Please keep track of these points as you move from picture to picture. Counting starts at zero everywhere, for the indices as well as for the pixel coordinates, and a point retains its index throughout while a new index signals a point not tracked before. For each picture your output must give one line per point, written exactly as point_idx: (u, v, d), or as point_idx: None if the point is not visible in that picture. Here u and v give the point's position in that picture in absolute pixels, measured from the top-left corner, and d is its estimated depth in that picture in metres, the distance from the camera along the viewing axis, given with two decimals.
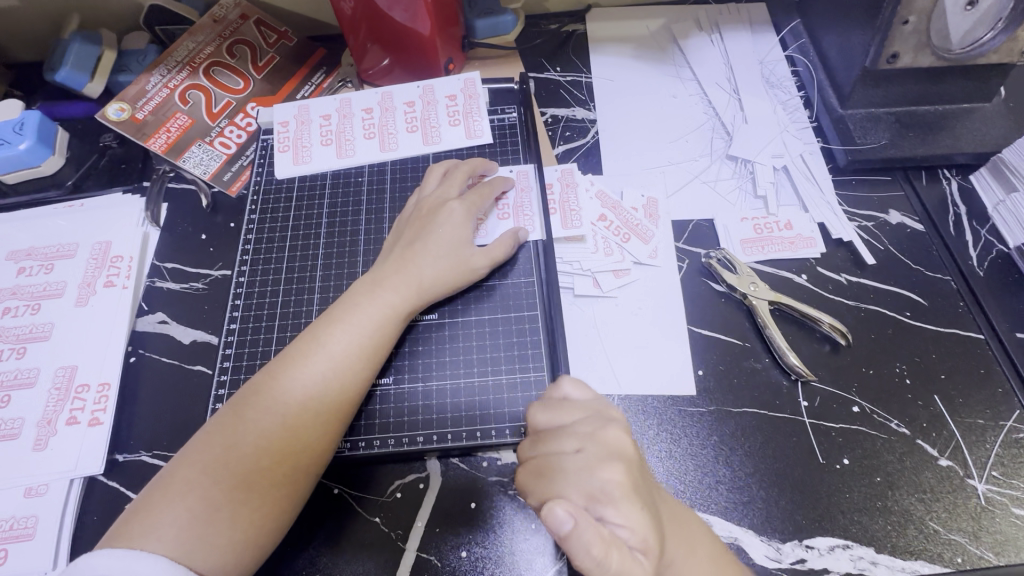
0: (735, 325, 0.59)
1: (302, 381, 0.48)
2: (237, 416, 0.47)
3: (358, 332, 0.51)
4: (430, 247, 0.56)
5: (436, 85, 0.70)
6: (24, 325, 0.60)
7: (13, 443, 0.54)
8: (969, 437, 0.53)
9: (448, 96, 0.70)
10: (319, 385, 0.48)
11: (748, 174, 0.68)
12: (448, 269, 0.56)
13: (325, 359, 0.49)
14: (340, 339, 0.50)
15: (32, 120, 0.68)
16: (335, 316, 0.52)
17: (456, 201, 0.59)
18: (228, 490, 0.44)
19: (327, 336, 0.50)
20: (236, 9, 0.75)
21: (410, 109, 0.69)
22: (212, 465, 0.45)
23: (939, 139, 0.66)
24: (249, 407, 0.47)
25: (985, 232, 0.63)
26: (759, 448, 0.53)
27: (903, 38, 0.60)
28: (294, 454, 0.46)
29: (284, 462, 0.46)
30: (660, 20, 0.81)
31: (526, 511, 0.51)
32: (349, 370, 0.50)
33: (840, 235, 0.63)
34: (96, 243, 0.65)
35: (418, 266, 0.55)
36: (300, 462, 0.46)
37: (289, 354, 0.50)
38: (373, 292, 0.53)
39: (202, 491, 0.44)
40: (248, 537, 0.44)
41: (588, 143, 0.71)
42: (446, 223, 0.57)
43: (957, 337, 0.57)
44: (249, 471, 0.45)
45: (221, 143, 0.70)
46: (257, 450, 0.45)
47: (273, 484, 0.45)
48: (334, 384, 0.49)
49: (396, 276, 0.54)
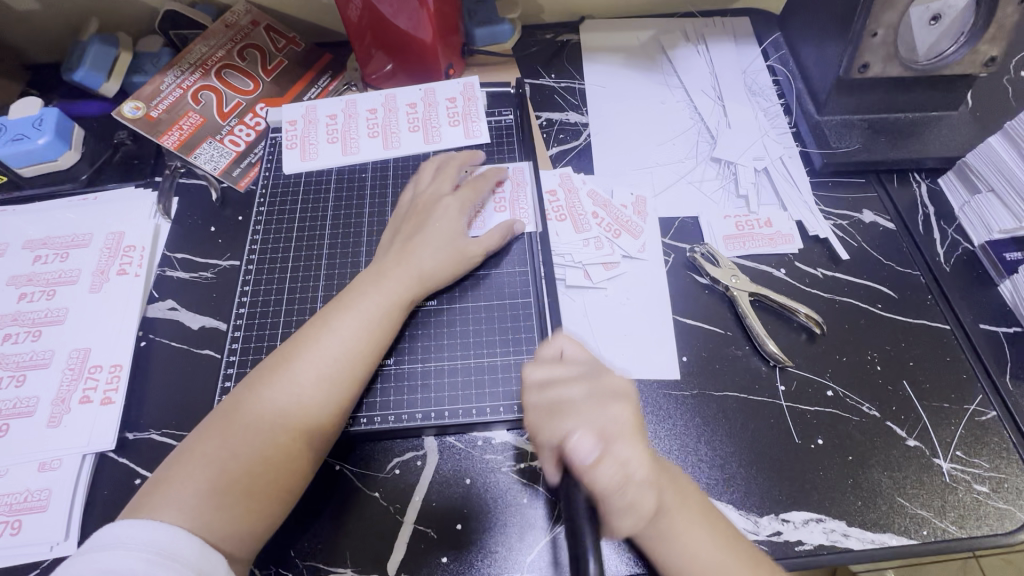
0: (717, 314, 0.62)
1: (314, 362, 0.51)
2: (251, 395, 0.50)
3: (366, 317, 0.54)
4: (428, 239, 0.59)
5: (437, 88, 0.74)
6: (39, 310, 0.63)
7: (27, 420, 0.56)
8: (934, 420, 0.56)
9: (449, 99, 0.73)
10: (329, 366, 0.51)
11: (731, 175, 0.72)
12: (447, 259, 0.59)
13: (337, 344, 0.52)
14: (349, 324, 0.53)
15: (50, 117, 0.71)
16: (344, 302, 0.55)
17: (449, 196, 0.63)
18: (243, 465, 0.47)
19: (337, 321, 0.53)
20: (247, 15, 0.79)
21: (412, 111, 0.73)
22: (229, 440, 0.47)
23: (909, 144, 0.70)
24: (265, 387, 0.50)
25: (952, 231, 0.67)
26: (739, 428, 0.56)
27: (872, 49, 0.64)
28: (305, 431, 0.49)
29: (296, 438, 0.49)
30: (649, 31, 0.86)
31: (518, 487, 0.54)
32: (356, 352, 0.53)
33: (817, 232, 0.66)
34: (110, 234, 0.68)
35: (419, 256, 0.58)
36: (310, 438, 0.49)
37: (301, 338, 0.53)
38: (378, 279, 0.57)
39: (219, 466, 0.46)
40: (261, 509, 0.46)
41: (580, 145, 0.75)
42: (443, 216, 0.61)
43: (925, 327, 0.61)
44: (263, 446, 0.47)
45: (231, 141, 0.73)
46: (272, 427, 0.48)
47: (285, 459, 0.48)
48: (343, 365, 0.52)
49: (399, 265, 0.57)
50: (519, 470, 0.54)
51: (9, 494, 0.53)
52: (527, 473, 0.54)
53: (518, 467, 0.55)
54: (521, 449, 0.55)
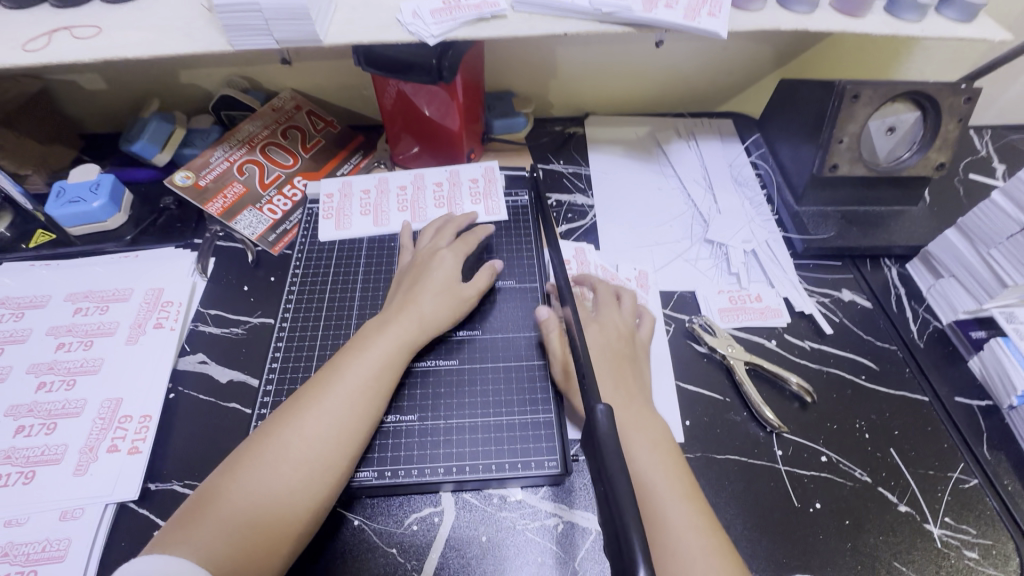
0: (716, 382, 0.67)
1: (331, 399, 0.54)
2: (268, 438, 0.52)
3: (374, 361, 0.58)
4: (428, 287, 0.65)
5: (461, 170, 0.84)
6: (75, 360, 0.65)
7: (53, 467, 0.57)
8: (922, 486, 0.60)
9: (471, 179, 0.83)
10: (345, 402, 0.54)
11: (723, 255, 0.80)
12: (442, 304, 0.64)
13: (352, 379, 0.56)
14: (359, 369, 0.57)
15: (106, 182, 0.78)
16: (359, 344, 0.59)
17: (447, 250, 0.70)
18: (258, 497, 0.48)
19: (345, 367, 0.57)
20: (292, 101, 0.90)
21: (440, 189, 0.82)
22: (250, 473, 0.49)
23: (878, 233, 0.79)
24: (286, 421, 0.53)
25: (922, 311, 0.74)
26: (740, 490, 0.59)
27: (840, 152, 0.76)
28: (320, 472, 0.51)
29: (311, 481, 0.50)
30: (645, 128, 0.98)
31: (532, 545, 0.55)
32: (368, 389, 0.56)
33: (802, 307, 0.73)
34: (150, 289, 0.72)
35: (419, 302, 0.63)
36: (325, 479, 0.51)
37: (314, 384, 0.56)
38: (380, 327, 0.61)
39: (236, 498, 0.48)
40: (272, 542, 0.47)
41: (586, 224, 0.83)
42: (439, 268, 0.67)
43: (905, 398, 0.66)
44: (282, 489, 0.49)
45: (269, 209, 0.80)
46: (289, 462, 0.50)
47: (299, 497, 0.49)
48: (353, 407, 0.54)
49: (403, 311, 0.62)
50: (534, 527, 0.56)
51: (26, 545, 0.52)
52: (542, 532, 0.56)
53: (533, 525, 0.56)
54: (534, 507, 0.57)
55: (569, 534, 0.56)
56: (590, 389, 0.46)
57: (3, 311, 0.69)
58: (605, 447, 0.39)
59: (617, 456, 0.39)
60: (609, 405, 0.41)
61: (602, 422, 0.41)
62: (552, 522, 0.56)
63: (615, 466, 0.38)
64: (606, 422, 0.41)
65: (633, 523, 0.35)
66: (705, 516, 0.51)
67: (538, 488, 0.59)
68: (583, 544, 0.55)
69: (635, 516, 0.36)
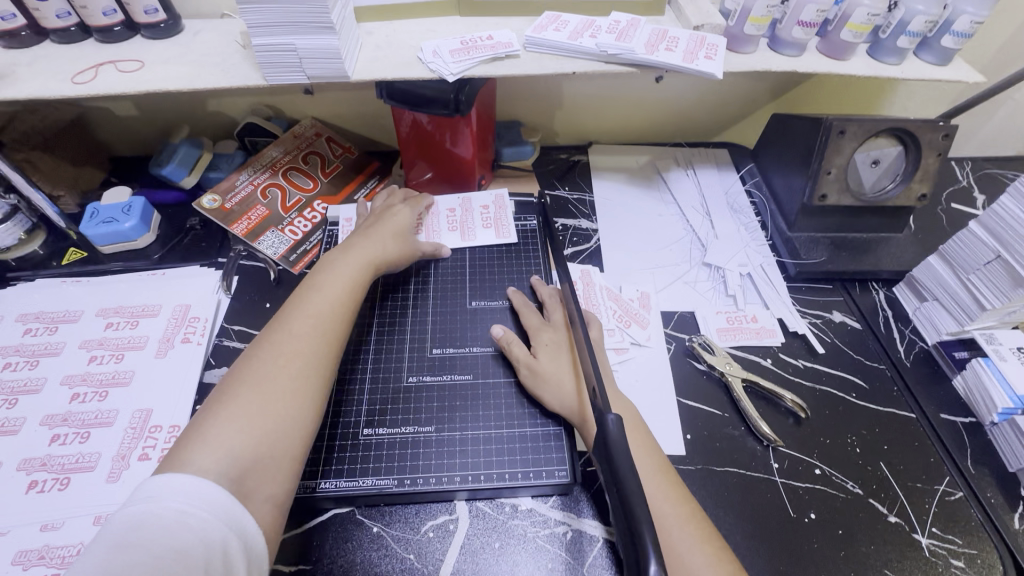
0: (715, 398, 0.71)
1: (309, 308, 0.60)
2: (255, 350, 0.55)
3: (342, 276, 0.66)
4: (386, 229, 0.75)
5: (473, 196, 0.89)
6: (107, 372, 0.69)
7: (88, 474, 0.60)
8: (911, 497, 0.63)
9: (483, 206, 0.88)
10: (320, 307, 0.61)
11: (720, 278, 0.84)
12: (397, 244, 0.74)
13: (324, 292, 0.63)
14: (331, 283, 0.64)
15: (138, 204, 0.82)
16: (322, 271, 0.66)
17: (401, 205, 0.80)
18: (262, 396, 0.51)
19: (316, 285, 0.63)
20: (312, 128, 0.95)
21: (453, 214, 0.87)
22: (250, 383, 0.52)
23: (867, 258, 0.84)
24: (269, 334, 0.57)
25: (908, 332, 0.79)
26: (738, 501, 0.63)
27: (828, 183, 0.81)
28: (314, 365, 0.56)
29: (306, 376, 0.55)
30: (645, 157, 1.03)
31: (543, 551, 0.58)
32: (339, 298, 0.63)
33: (796, 328, 0.78)
34: (177, 306, 0.76)
35: (379, 240, 0.73)
36: (320, 369, 0.56)
37: (289, 304, 0.61)
38: (342, 252, 0.69)
39: (242, 403, 0.50)
40: (284, 427, 0.51)
41: (591, 247, 0.88)
42: (396, 217, 0.78)
43: (894, 415, 0.70)
44: (287, 384, 0.53)
45: (290, 230, 0.85)
46: (282, 362, 0.54)
47: (301, 387, 0.54)
48: (330, 311, 0.61)
49: (363, 244, 0.71)
50: (544, 535, 0.59)
51: (62, 548, 0.55)
52: (552, 539, 0.59)
53: (544, 533, 0.59)
54: (544, 515, 0.60)
55: (578, 541, 0.58)
56: (600, 401, 0.49)
57: (38, 325, 0.73)
58: (617, 455, 0.43)
59: (627, 462, 0.43)
60: (620, 416, 0.45)
61: (614, 432, 0.44)
62: (562, 530, 0.59)
63: (626, 471, 0.42)
64: (617, 431, 0.45)
65: (644, 518, 0.38)
66: (705, 523, 0.55)
67: (547, 497, 0.62)
68: (591, 551, 0.58)
69: (646, 512, 0.39)
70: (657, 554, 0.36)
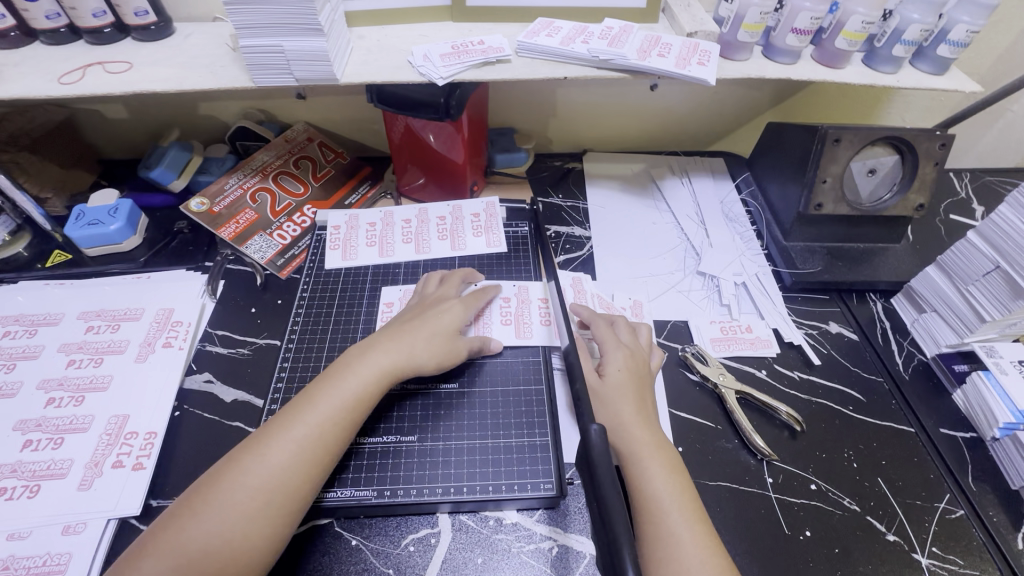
0: (708, 410, 0.69)
1: (309, 421, 0.52)
2: (239, 462, 0.50)
3: (346, 394, 0.55)
4: (425, 325, 0.64)
5: (531, 288, 0.78)
6: (84, 376, 0.67)
7: (58, 482, 0.58)
8: (910, 515, 0.61)
9: (542, 300, 0.76)
10: (322, 424, 0.53)
11: (714, 287, 0.83)
12: (432, 348, 0.63)
13: (332, 403, 0.54)
14: (328, 403, 0.54)
15: (124, 207, 0.81)
16: (345, 363, 0.58)
17: (455, 299, 0.69)
18: (222, 532, 0.46)
19: (329, 387, 0.55)
20: (304, 133, 0.94)
21: (508, 305, 0.75)
22: (218, 508, 0.47)
23: (863, 269, 0.83)
24: (259, 445, 0.51)
25: (907, 344, 0.77)
26: (731, 517, 0.60)
27: (824, 192, 0.80)
28: (286, 496, 0.49)
29: (270, 516, 0.48)
30: (641, 165, 1.03)
31: (528, 567, 0.56)
32: (344, 412, 0.54)
33: (791, 338, 0.76)
34: (160, 309, 0.75)
35: (408, 343, 0.61)
36: (277, 521, 0.48)
37: (280, 419, 0.53)
38: (370, 346, 0.60)
39: (201, 535, 0.46)
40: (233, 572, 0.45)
41: (584, 255, 0.86)
42: (445, 310, 0.67)
43: (892, 429, 0.68)
44: (244, 517, 0.47)
45: (279, 235, 0.84)
46: (256, 493, 0.48)
47: (267, 524, 0.48)
48: (328, 430, 0.53)
49: (392, 338, 0.61)
50: (529, 550, 0.57)
51: (27, 559, 0.53)
52: (537, 554, 0.56)
53: (528, 548, 0.57)
54: (529, 530, 0.58)
55: (563, 557, 0.56)
56: (584, 412, 0.48)
57: (17, 327, 0.71)
58: (597, 466, 0.41)
59: (609, 474, 0.41)
60: (602, 426, 0.43)
61: (596, 442, 0.43)
62: (547, 545, 0.57)
63: (607, 483, 0.40)
64: (600, 442, 0.43)
65: (623, 533, 0.37)
66: None
67: (533, 511, 0.60)
68: (577, 568, 0.55)
69: (626, 528, 0.37)
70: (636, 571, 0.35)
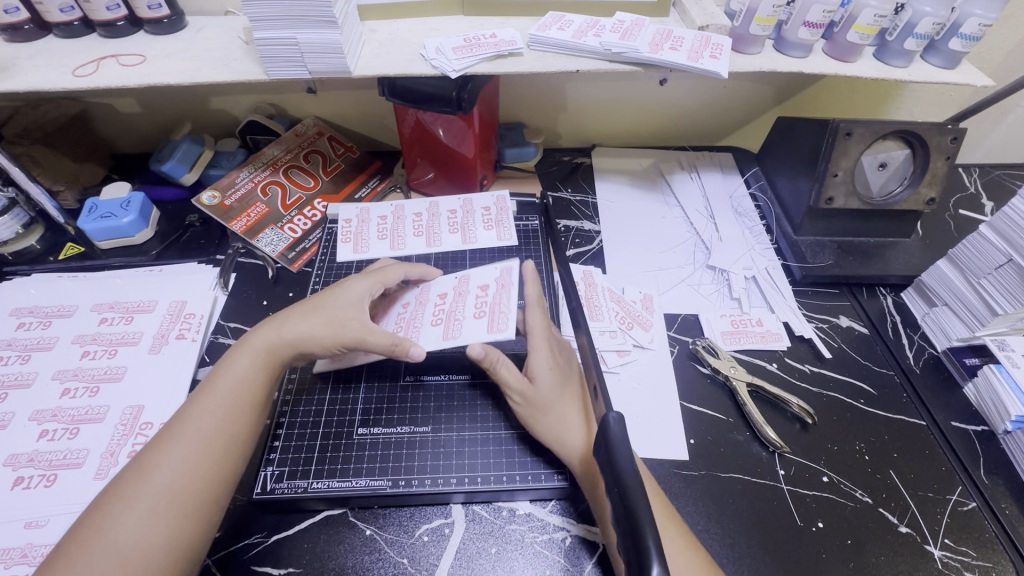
0: (720, 403, 0.69)
1: (197, 420, 0.52)
2: (135, 475, 0.49)
3: (229, 389, 0.55)
4: (309, 305, 0.63)
5: (471, 276, 0.69)
6: (99, 367, 0.67)
7: (75, 471, 0.59)
8: (922, 508, 0.61)
9: (481, 286, 0.67)
10: (214, 419, 0.53)
11: (724, 281, 0.83)
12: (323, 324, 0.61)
13: (219, 398, 0.54)
14: (212, 400, 0.54)
15: (137, 200, 0.81)
16: (226, 360, 0.58)
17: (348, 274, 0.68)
18: (131, 543, 0.45)
19: (212, 387, 0.55)
20: (315, 127, 0.94)
21: (443, 302, 0.67)
22: (122, 520, 0.46)
23: (873, 263, 0.83)
24: (156, 453, 0.50)
25: (917, 338, 0.77)
26: (743, 508, 0.61)
27: (835, 186, 0.80)
28: (195, 495, 0.49)
29: (180, 517, 0.48)
30: (649, 160, 1.03)
31: (542, 557, 0.56)
32: (235, 405, 0.54)
33: (802, 332, 0.76)
34: (173, 302, 0.75)
35: (290, 324, 0.61)
36: (189, 519, 0.48)
37: (168, 426, 0.52)
38: (249, 336, 0.60)
39: (107, 550, 0.45)
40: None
41: (594, 249, 0.87)
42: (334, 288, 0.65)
43: (904, 422, 0.68)
44: (152, 525, 0.46)
45: (290, 228, 0.84)
46: (161, 499, 0.48)
47: (179, 525, 0.48)
48: (219, 425, 0.53)
49: (272, 324, 0.61)
50: (543, 540, 0.57)
51: (45, 546, 0.54)
52: (551, 545, 0.57)
53: (542, 539, 0.57)
54: (543, 520, 0.59)
55: (577, 548, 0.56)
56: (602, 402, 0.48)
57: (32, 319, 0.72)
58: (617, 452, 0.42)
59: (628, 460, 0.41)
60: (620, 414, 0.44)
61: (615, 431, 0.43)
62: (561, 535, 0.57)
63: (626, 469, 0.41)
64: (618, 430, 0.43)
65: (644, 517, 0.37)
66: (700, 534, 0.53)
67: (546, 502, 0.60)
68: (591, 558, 0.56)
69: (648, 512, 0.38)
70: (658, 557, 0.35)
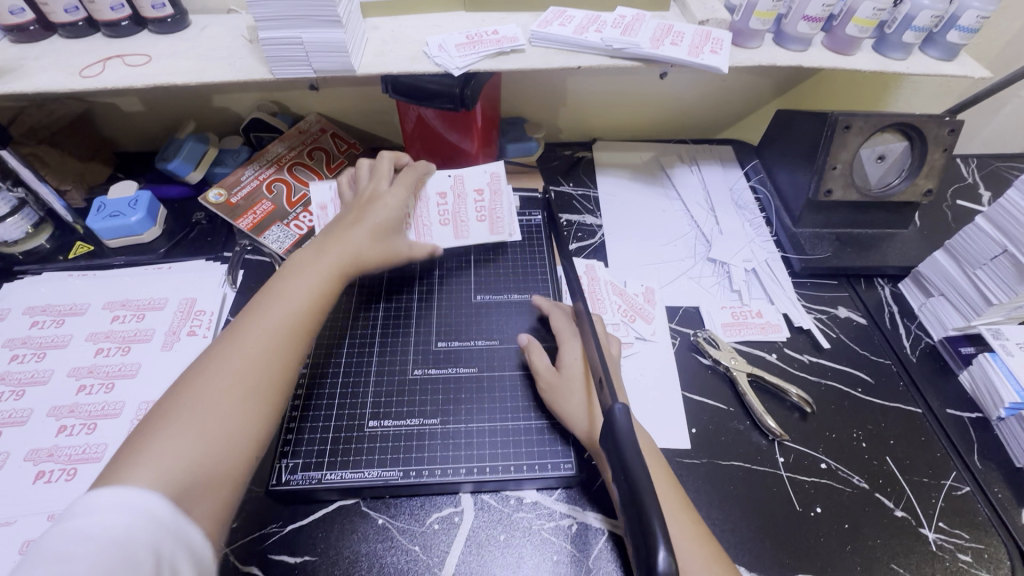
0: (721, 393, 0.71)
1: (267, 318, 0.55)
2: (208, 365, 0.51)
3: (294, 293, 0.58)
4: (361, 229, 0.67)
5: (464, 177, 0.81)
6: (113, 364, 0.69)
7: (94, 465, 0.60)
8: (918, 492, 0.63)
9: (477, 190, 0.81)
10: (283, 310, 0.56)
11: (725, 273, 0.84)
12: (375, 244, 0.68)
13: (285, 302, 0.57)
14: (279, 306, 0.57)
15: (144, 198, 0.83)
16: (286, 276, 0.61)
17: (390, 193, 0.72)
18: (214, 397, 0.48)
19: (277, 296, 0.58)
20: (317, 124, 0.95)
21: (445, 202, 0.79)
22: (202, 396, 0.48)
23: (871, 254, 0.84)
24: (229, 345, 0.53)
25: (915, 328, 0.78)
26: (744, 495, 0.62)
27: (834, 178, 0.81)
28: (269, 377, 0.52)
29: (259, 385, 0.51)
30: (650, 153, 1.04)
31: (549, 543, 0.58)
32: (302, 311, 0.58)
33: (801, 323, 0.78)
34: (183, 299, 0.76)
35: (348, 240, 0.66)
36: (265, 391, 0.51)
37: (233, 329, 0.55)
38: (310, 257, 0.63)
39: (192, 421, 0.46)
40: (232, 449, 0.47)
41: (596, 243, 0.88)
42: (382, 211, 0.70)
43: (900, 410, 0.70)
44: (231, 394, 0.49)
45: (296, 225, 0.84)
46: (240, 376, 0.50)
47: (256, 395, 0.50)
48: (288, 320, 0.56)
49: (335, 246, 0.65)
50: (550, 527, 0.59)
51: None
52: (558, 532, 0.59)
53: (549, 526, 0.59)
54: (550, 508, 0.60)
55: (583, 534, 0.58)
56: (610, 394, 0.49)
57: (45, 317, 0.73)
58: (624, 441, 0.44)
59: (634, 447, 0.43)
60: (626, 405, 0.45)
61: (621, 420, 0.45)
62: (567, 522, 0.59)
63: (632, 458, 0.42)
64: (625, 420, 0.45)
65: (651, 500, 0.39)
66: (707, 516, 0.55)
67: (552, 491, 0.62)
68: (597, 544, 0.57)
69: (654, 496, 0.40)
70: (664, 539, 0.37)
